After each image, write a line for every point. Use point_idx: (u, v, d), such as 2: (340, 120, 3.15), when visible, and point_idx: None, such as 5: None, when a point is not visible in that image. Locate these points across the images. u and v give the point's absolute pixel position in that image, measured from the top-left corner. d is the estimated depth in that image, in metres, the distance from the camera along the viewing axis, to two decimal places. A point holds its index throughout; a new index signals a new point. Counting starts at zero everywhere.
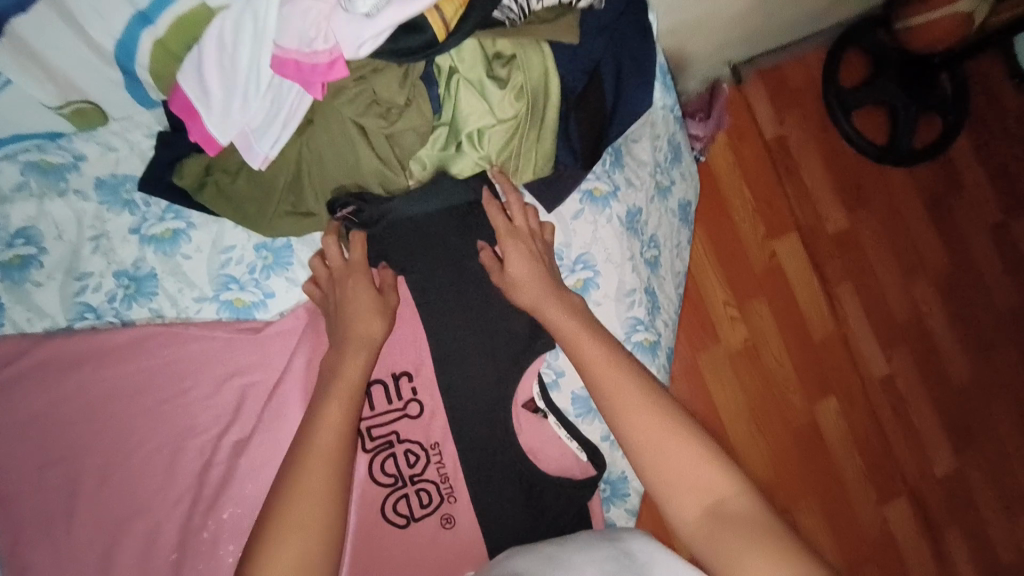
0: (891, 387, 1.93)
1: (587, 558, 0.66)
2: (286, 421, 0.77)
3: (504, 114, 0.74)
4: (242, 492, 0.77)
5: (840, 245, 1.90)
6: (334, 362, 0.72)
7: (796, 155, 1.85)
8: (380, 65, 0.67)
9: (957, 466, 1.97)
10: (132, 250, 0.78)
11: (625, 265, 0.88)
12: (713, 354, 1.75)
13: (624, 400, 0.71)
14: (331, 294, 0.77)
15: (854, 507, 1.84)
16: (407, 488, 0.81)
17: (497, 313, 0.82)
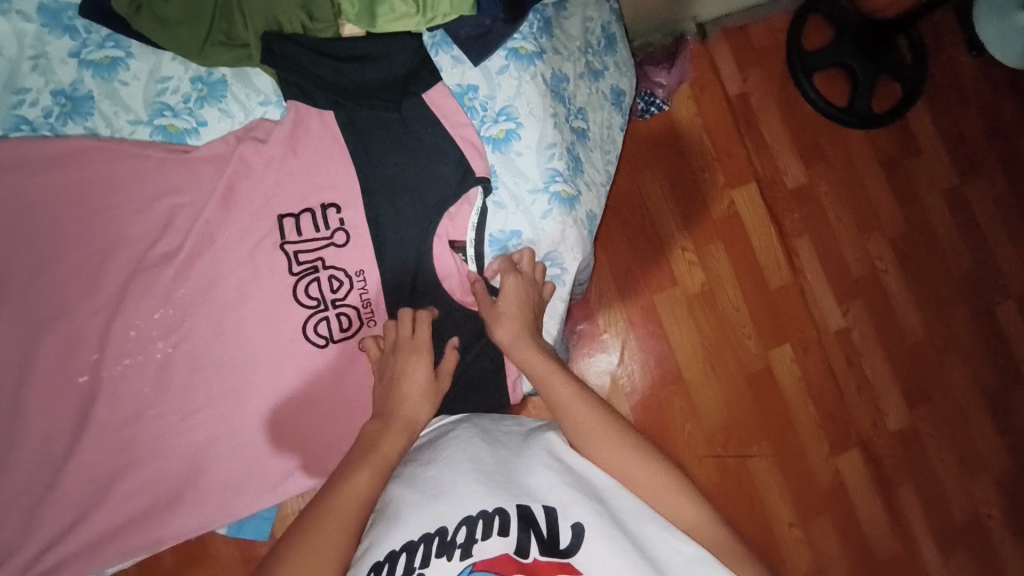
0: (849, 343, 1.64)
1: (545, 469, 0.65)
2: (217, 239, 0.82)
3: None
4: (166, 302, 0.81)
5: (801, 199, 1.66)
6: (376, 428, 0.73)
7: (758, 114, 1.66)
8: None
9: (907, 426, 1.64)
10: (71, 72, 0.82)
11: (547, 121, 0.90)
12: (670, 295, 1.57)
13: (579, 414, 0.70)
14: (388, 364, 0.79)
15: (808, 464, 1.57)
16: (329, 311, 0.84)
17: (423, 153, 0.87)
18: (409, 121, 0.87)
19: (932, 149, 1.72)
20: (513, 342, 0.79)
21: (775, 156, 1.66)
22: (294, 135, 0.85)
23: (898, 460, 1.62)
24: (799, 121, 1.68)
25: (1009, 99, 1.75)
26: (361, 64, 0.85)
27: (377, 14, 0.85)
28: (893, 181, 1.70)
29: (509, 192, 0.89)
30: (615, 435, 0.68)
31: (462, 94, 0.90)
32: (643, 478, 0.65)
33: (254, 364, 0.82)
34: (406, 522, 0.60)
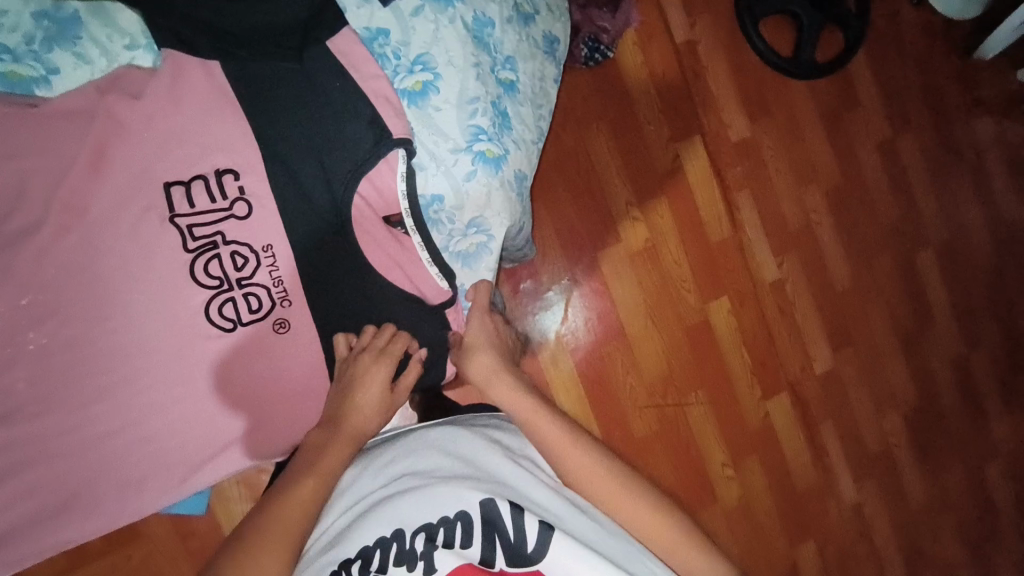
0: (783, 294, 1.68)
1: (511, 474, 0.75)
2: (87, 210, 0.71)
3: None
4: (36, 281, 0.70)
5: (744, 151, 1.64)
6: (317, 440, 0.72)
7: (705, 63, 1.60)
8: None
9: (831, 370, 1.72)
10: None
11: (469, 71, 0.82)
12: (612, 252, 1.54)
13: (581, 466, 0.74)
14: (343, 375, 0.75)
15: (743, 414, 1.63)
16: (234, 292, 0.75)
17: (331, 115, 0.77)
18: (312, 68, 0.77)
19: (869, 101, 1.73)
20: (492, 371, 0.81)
21: (720, 109, 1.62)
22: (174, 85, 0.73)
23: (823, 406, 1.71)
24: (743, 70, 1.63)
25: (940, 51, 1.76)
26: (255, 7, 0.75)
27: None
28: (830, 135, 1.71)
29: (426, 151, 0.81)
30: (626, 485, 0.73)
31: (370, 38, 0.79)
32: (630, 511, 0.72)
33: (144, 353, 0.72)
34: (374, 526, 0.70)
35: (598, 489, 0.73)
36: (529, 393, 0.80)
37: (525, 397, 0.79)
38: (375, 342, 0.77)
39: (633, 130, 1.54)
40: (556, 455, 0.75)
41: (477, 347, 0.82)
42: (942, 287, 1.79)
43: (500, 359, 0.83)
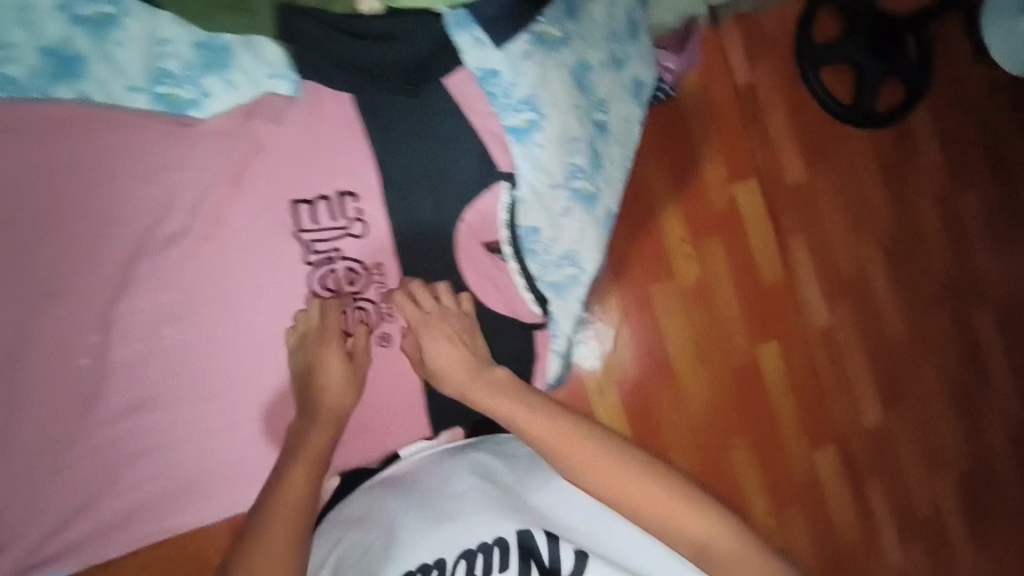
0: (833, 342, 1.66)
1: (541, 499, 0.75)
2: (227, 221, 0.79)
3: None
4: (177, 280, 0.78)
5: (801, 195, 1.65)
6: (298, 427, 0.76)
7: (765, 108, 1.62)
8: None
9: (882, 425, 1.68)
10: (58, 28, 0.72)
11: (570, 113, 0.88)
12: (666, 289, 1.52)
13: (584, 454, 0.70)
14: (303, 351, 0.77)
15: (788, 458, 1.60)
16: (347, 305, 0.82)
17: (445, 148, 0.84)
18: (430, 105, 0.84)
19: (930, 156, 1.73)
20: (468, 381, 0.75)
21: (777, 154, 1.64)
22: (310, 111, 0.80)
23: (871, 458, 1.67)
24: (804, 118, 1.65)
25: (1007, 110, 1.76)
26: (382, 44, 0.79)
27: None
28: (888, 187, 1.71)
29: (527, 186, 0.86)
30: (625, 479, 0.69)
31: (483, 78, 0.85)
32: (644, 494, 0.68)
33: (266, 351, 0.80)
34: (405, 550, 0.69)
35: (599, 476, 0.69)
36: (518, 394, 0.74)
37: (495, 397, 0.74)
38: (321, 317, 0.78)
39: (692, 169, 1.54)
40: (548, 449, 0.71)
41: (437, 355, 0.76)
42: (999, 346, 1.75)
43: (470, 364, 0.75)
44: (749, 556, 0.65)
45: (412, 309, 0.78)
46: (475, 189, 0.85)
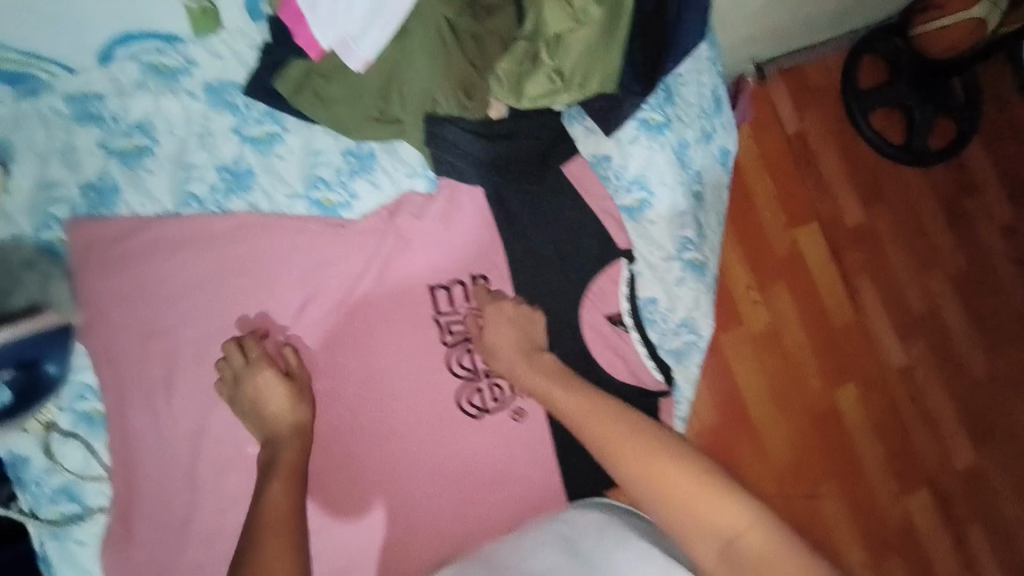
0: (912, 381, 1.58)
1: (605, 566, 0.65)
2: (374, 310, 0.86)
3: (589, 19, 0.76)
4: (333, 364, 0.85)
5: (864, 236, 1.58)
6: (268, 454, 0.74)
7: (817, 152, 1.55)
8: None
9: (974, 462, 1.60)
10: (233, 148, 0.86)
11: (679, 190, 0.93)
12: (736, 335, 1.49)
13: (630, 454, 0.69)
14: (240, 387, 0.78)
15: (877, 499, 1.52)
16: (481, 381, 0.88)
17: (566, 231, 0.90)
18: (549, 189, 0.91)
19: (989, 185, 1.66)
20: (516, 371, 0.82)
21: (836, 199, 1.56)
22: (446, 205, 0.89)
23: (964, 499, 1.57)
24: (857, 160, 1.57)
25: None
26: (510, 142, 0.87)
27: (524, 90, 0.81)
28: (953, 221, 1.64)
29: (643, 260, 0.91)
30: (653, 470, 0.67)
31: (596, 163, 0.93)
32: (695, 496, 0.64)
33: (412, 426, 0.87)
34: None
35: (641, 469, 0.68)
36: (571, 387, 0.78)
37: (540, 376, 0.80)
38: (245, 352, 0.79)
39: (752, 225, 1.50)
40: (596, 442, 0.72)
41: (493, 338, 0.83)
42: None
43: (522, 345, 0.83)
44: (773, 551, 0.58)
45: (480, 295, 0.87)
46: (596, 267, 0.91)
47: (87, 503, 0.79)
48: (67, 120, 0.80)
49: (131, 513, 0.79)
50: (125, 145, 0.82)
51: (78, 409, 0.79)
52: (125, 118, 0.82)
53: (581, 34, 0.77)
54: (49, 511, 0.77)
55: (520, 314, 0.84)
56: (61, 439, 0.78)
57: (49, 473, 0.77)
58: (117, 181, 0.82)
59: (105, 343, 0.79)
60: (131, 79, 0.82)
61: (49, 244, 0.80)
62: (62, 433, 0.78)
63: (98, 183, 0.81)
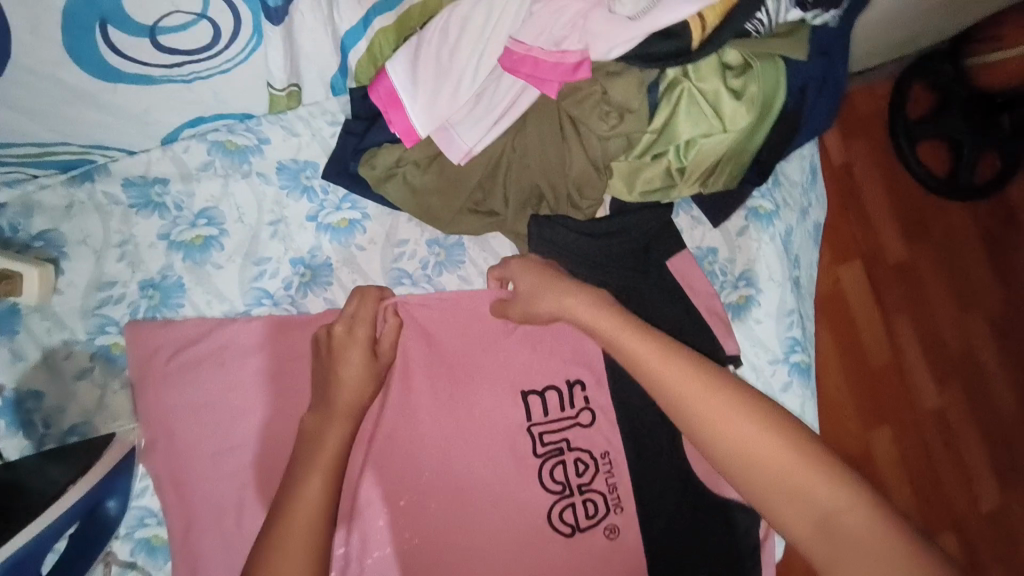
0: (945, 429, 1.29)
1: None
2: (464, 416, 0.77)
3: (731, 124, 0.67)
4: (419, 478, 0.75)
5: (906, 277, 1.31)
6: (316, 422, 0.65)
7: (862, 184, 1.30)
8: (615, 69, 0.64)
9: (1002, 514, 1.29)
10: (309, 238, 0.77)
11: (787, 285, 0.86)
12: None
13: (695, 399, 0.59)
14: (322, 339, 0.70)
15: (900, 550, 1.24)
16: (575, 497, 0.78)
17: (673, 323, 0.80)
18: (654, 283, 0.81)
19: None
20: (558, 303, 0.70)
21: (875, 231, 1.30)
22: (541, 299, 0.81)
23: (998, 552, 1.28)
24: (900, 187, 1.32)
25: None
26: (616, 235, 0.78)
27: (638, 186, 0.72)
28: (972, 252, 1.34)
29: (747, 362, 0.85)
30: (750, 439, 0.56)
31: (701, 256, 0.85)
32: (767, 447, 0.56)
33: (505, 556, 0.75)
34: None
35: (710, 416, 0.58)
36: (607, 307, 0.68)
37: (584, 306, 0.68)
38: (355, 308, 0.71)
39: None
40: (658, 381, 0.62)
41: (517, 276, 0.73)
42: None
43: (548, 277, 0.71)
44: (857, 522, 0.52)
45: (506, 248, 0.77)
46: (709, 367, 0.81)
47: None
48: (126, 208, 0.72)
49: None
50: (189, 237, 0.74)
51: (137, 536, 0.70)
52: (190, 206, 0.74)
53: (720, 142, 0.68)
54: None
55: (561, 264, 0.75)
56: (121, 573, 0.69)
57: None
58: (180, 277, 0.73)
59: (169, 465, 0.69)
60: (199, 161, 0.74)
61: (105, 351, 0.71)
62: (122, 566, 0.69)
63: (159, 280, 0.72)
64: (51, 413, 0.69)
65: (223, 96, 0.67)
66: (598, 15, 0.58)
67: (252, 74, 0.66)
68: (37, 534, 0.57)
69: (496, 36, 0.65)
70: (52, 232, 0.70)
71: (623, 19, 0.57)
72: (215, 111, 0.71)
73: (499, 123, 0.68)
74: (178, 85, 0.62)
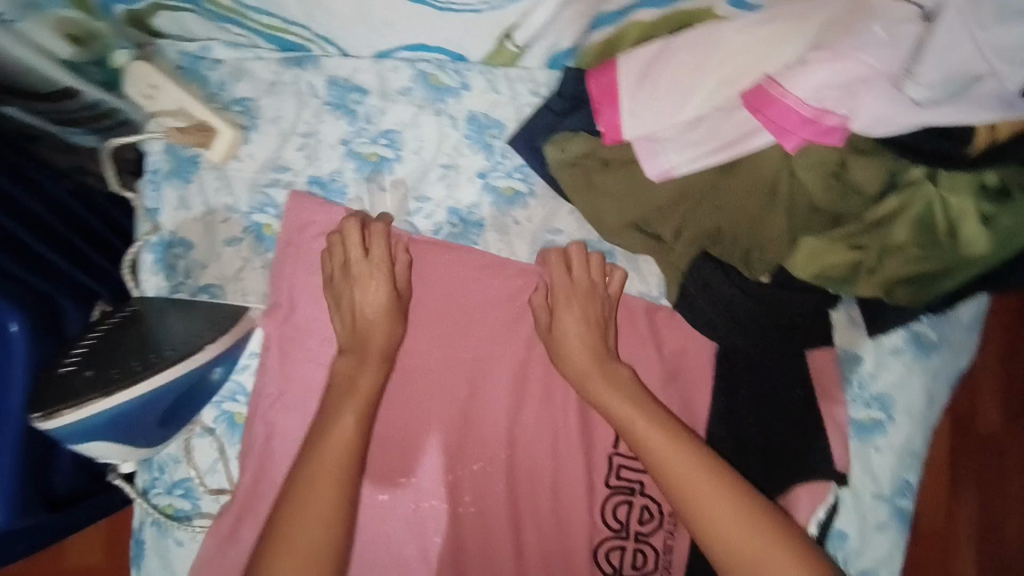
0: None
1: None
2: (549, 420, 0.76)
3: (962, 249, 0.64)
4: (485, 459, 0.74)
5: (999, 470, 1.05)
6: (348, 361, 0.66)
7: None
8: (863, 148, 0.62)
9: None
10: (472, 193, 0.76)
11: (921, 424, 0.80)
12: None
13: (672, 461, 0.62)
14: (339, 285, 0.68)
15: None
16: (628, 542, 0.75)
17: (789, 414, 0.76)
18: (784, 369, 0.76)
19: None
20: (582, 374, 0.69)
21: None
22: (673, 339, 0.77)
23: None
24: None
25: None
26: (780, 298, 0.72)
27: (817, 268, 0.68)
28: None
29: (851, 487, 0.79)
30: (745, 548, 0.59)
31: (843, 359, 0.80)
32: (728, 519, 0.59)
33: (541, 566, 0.74)
34: None
35: (683, 478, 0.61)
36: (626, 390, 0.67)
37: (615, 397, 0.67)
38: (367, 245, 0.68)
39: None
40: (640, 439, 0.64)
41: (561, 329, 0.71)
42: None
43: (595, 353, 0.70)
44: None
45: (555, 262, 0.73)
46: (811, 475, 0.75)
47: (196, 508, 0.71)
48: (321, 104, 0.73)
49: (224, 552, 0.68)
50: (367, 151, 0.74)
51: (224, 408, 0.72)
52: (377, 123, 0.74)
53: (934, 259, 0.66)
54: (161, 500, 0.71)
55: (605, 302, 0.73)
56: (201, 434, 0.71)
57: (176, 462, 0.71)
58: (345, 185, 0.73)
59: (274, 358, 0.70)
60: (400, 83, 0.74)
61: (257, 229, 0.72)
62: (204, 429, 0.71)
63: (326, 181, 0.73)
64: (193, 265, 0.71)
65: (456, 31, 0.67)
66: (881, 89, 0.53)
67: (494, 21, 0.65)
68: (138, 399, 0.58)
69: (753, 71, 0.62)
70: (250, 101, 0.72)
71: (907, 102, 0.53)
72: (437, 44, 0.71)
73: (709, 155, 0.65)
74: (431, 10, 0.63)
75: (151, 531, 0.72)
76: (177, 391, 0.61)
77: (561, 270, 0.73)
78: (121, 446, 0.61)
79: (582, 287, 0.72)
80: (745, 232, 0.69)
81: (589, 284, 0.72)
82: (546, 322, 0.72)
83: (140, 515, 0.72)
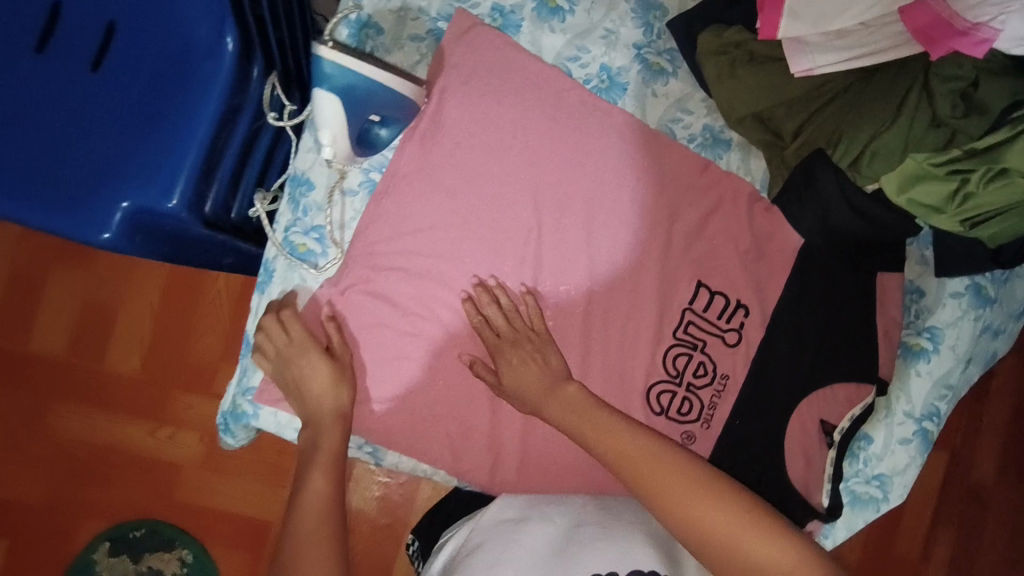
0: None
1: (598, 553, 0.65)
2: (639, 271, 0.84)
3: None
4: (578, 283, 0.82)
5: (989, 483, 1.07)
6: None
7: None
8: (993, 74, 0.74)
9: None
10: (626, 57, 0.85)
11: (962, 363, 0.88)
12: None
13: (599, 431, 0.69)
14: (282, 372, 0.75)
15: None
16: (678, 389, 0.83)
17: (845, 318, 0.85)
18: (852, 279, 0.85)
19: None
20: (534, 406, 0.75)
21: None
22: (763, 230, 0.86)
23: None
24: None
25: None
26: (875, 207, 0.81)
27: (916, 187, 0.76)
28: None
29: (885, 402, 0.87)
30: (668, 493, 0.63)
31: (906, 289, 0.88)
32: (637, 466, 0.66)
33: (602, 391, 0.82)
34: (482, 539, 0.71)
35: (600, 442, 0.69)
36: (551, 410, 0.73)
37: (562, 415, 0.72)
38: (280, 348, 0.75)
39: None
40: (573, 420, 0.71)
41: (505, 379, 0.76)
42: None
43: (541, 386, 0.75)
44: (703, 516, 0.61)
45: (476, 318, 0.78)
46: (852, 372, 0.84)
47: (324, 256, 0.80)
48: None
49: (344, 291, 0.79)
50: None
51: (370, 176, 0.81)
52: None
53: None
54: (297, 237, 0.80)
55: (537, 336, 0.78)
56: (345, 194, 0.81)
57: (318, 210, 0.80)
58: (522, 20, 0.83)
59: (425, 146, 0.80)
60: None
61: (438, 34, 0.82)
62: (348, 189, 0.80)
63: (507, 12, 0.83)
64: (380, 49, 0.80)
65: None
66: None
67: None
68: (359, 75, 0.68)
69: None
70: None
71: None
72: None
73: (849, 63, 0.74)
74: None
75: (282, 262, 0.79)
76: (376, 98, 0.71)
77: (482, 328, 0.78)
78: (337, 124, 0.72)
79: (506, 337, 0.77)
80: (864, 134, 0.78)
81: (519, 324, 0.78)
82: (500, 389, 0.77)
83: (274, 247, 0.79)
